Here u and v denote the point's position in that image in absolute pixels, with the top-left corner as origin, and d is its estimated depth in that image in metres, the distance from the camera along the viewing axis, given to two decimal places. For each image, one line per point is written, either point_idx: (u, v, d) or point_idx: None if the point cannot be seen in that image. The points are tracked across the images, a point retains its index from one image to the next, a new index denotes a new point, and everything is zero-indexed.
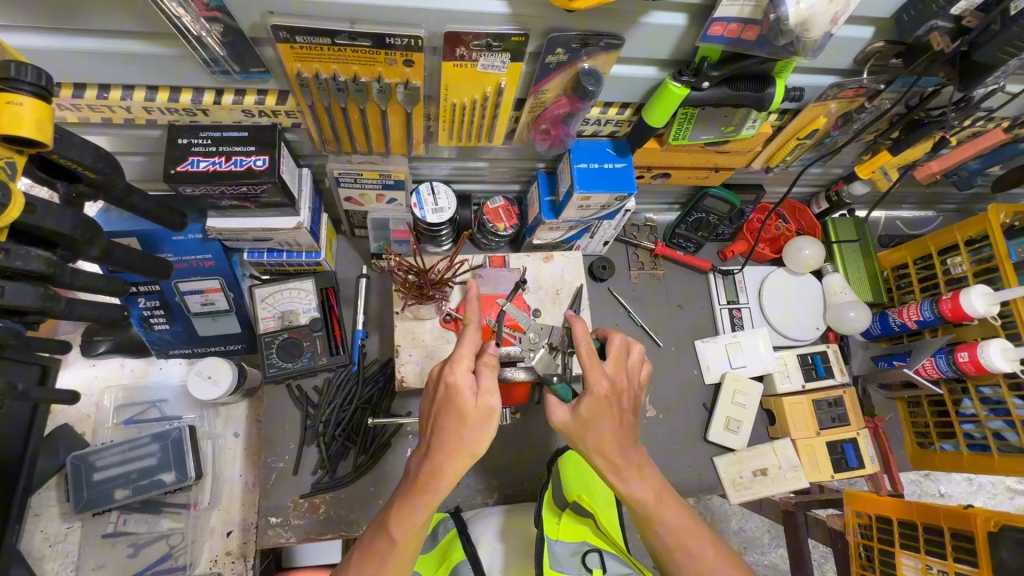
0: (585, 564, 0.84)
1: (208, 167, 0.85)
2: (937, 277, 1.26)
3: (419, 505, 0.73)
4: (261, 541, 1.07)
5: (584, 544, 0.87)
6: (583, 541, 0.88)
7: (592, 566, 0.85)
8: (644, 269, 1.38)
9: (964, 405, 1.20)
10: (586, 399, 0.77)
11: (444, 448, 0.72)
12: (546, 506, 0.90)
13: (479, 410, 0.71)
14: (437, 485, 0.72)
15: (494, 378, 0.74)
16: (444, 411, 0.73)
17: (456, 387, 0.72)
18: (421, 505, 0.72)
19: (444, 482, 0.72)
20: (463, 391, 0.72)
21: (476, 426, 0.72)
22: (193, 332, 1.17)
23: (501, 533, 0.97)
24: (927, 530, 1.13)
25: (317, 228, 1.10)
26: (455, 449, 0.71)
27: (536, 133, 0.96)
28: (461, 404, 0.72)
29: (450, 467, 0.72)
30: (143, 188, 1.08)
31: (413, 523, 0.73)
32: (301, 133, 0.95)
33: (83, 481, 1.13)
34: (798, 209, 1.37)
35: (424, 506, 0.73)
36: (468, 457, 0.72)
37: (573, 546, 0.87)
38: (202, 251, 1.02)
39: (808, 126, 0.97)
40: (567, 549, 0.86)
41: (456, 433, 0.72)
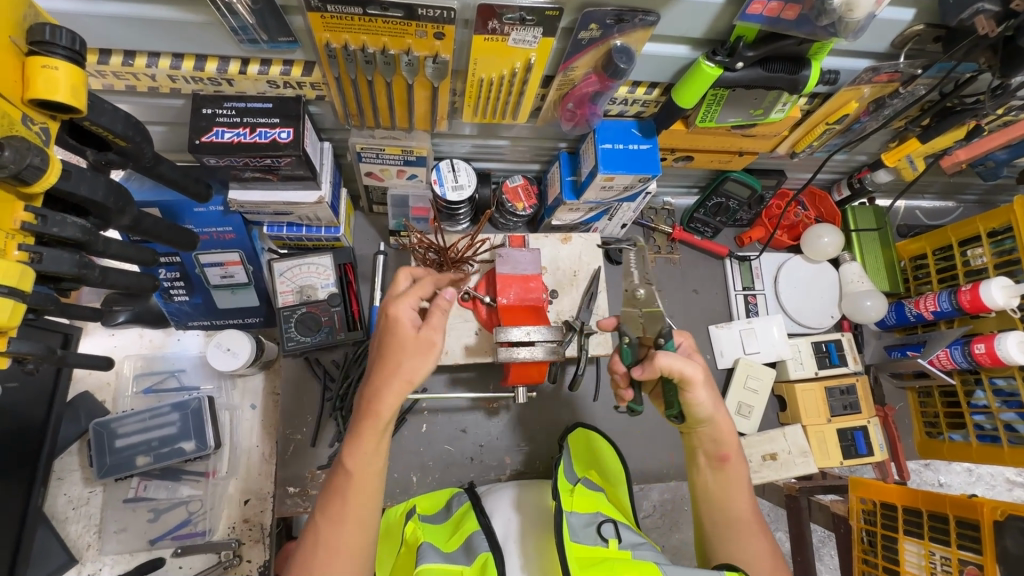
0: (600, 534, 0.86)
1: (233, 138, 0.85)
2: (957, 268, 1.25)
3: (366, 433, 0.76)
4: (278, 510, 1.10)
5: (598, 516, 0.90)
6: (596, 513, 0.90)
7: (607, 535, 0.86)
8: (660, 253, 1.38)
9: (976, 396, 1.20)
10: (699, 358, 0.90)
11: (385, 373, 0.77)
12: (560, 479, 0.93)
13: (424, 340, 0.79)
14: (380, 410, 0.76)
15: (441, 318, 0.81)
16: (387, 346, 0.79)
17: (395, 323, 0.79)
18: (368, 433, 0.76)
19: (383, 409, 0.77)
20: (405, 322, 0.79)
21: (415, 355, 0.78)
22: (212, 304, 1.18)
23: (517, 505, 0.98)
24: (932, 517, 1.15)
25: (337, 203, 1.10)
26: (396, 377, 0.77)
27: (562, 112, 0.95)
28: (398, 339, 0.78)
29: (391, 399, 0.76)
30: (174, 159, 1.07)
31: (367, 455, 0.77)
32: (324, 106, 0.94)
33: (105, 447, 1.15)
34: (819, 196, 1.35)
35: (372, 436, 0.76)
36: (407, 383, 0.77)
37: (586, 517, 0.89)
38: (224, 223, 1.02)
39: (840, 110, 0.95)
40: (581, 520, 0.88)
41: (394, 358, 0.78)
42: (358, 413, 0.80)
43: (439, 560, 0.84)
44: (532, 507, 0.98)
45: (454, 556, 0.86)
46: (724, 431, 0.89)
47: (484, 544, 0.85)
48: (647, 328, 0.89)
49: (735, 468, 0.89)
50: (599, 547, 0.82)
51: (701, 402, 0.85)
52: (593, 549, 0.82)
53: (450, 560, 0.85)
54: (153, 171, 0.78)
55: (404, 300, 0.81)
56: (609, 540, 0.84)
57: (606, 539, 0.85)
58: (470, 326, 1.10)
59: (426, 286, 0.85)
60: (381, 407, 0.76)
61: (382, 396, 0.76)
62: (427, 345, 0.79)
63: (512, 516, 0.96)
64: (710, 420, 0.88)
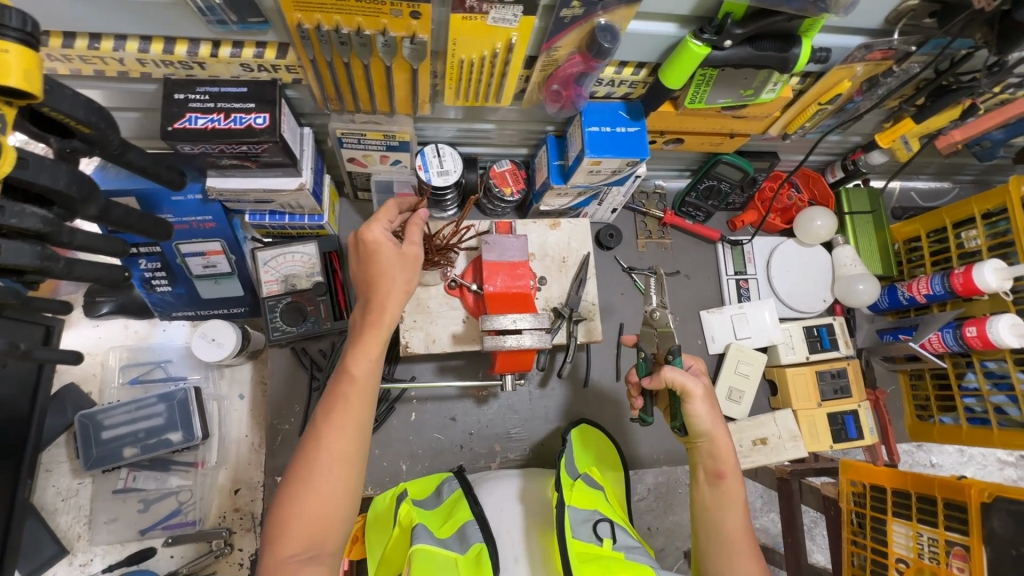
0: (596, 531, 0.86)
1: (206, 125, 0.83)
2: (950, 250, 1.24)
3: (369, 341, 0.78)
4: (267, 500, 1.10)
5: (595, 513, 0.89)
6: (594, 510, 0.90)
7: (603, 534, 0.86)
8: (652, 238, 1.36)
9: (967, 378, 1.20)
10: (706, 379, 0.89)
11: (379, 287, 0.81)
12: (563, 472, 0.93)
13: (413, 255, 0.84)
14: (382, 317, 0.79)
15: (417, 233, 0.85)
16: (374, 264, 0.82)
17: (375, 244, 0.82)
18: (371, 338, 0.78)
19: (386, 319, 0.80)
20: (388, 241, 0.83)
21: (406, 269, 0.83)
22: (196, 294, 1.16)
23: (520, 497, 0.97)
24: (921, 499, 1.16)
25: (319, 190, 1.08)
26: (393, 288, 0.81)
27: (547, 94, 0.92)
28: (384, 256, 0.82)
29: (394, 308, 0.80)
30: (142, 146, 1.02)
31: (367, 357, 0.77)
32: (302, 90, 0.91)
33: (91, 439, 1.14)
34: (813, 178, 1.33)
35: (374, 342, 0.78)
36: (404, 293, 0.82)
37: (584, 513, 0.89)
38: (203, 212, 1.00)
39: (832, 90, 0.93)
40: (579, 516, 0.88)
41: (386, 272, 0.81)
42: (356, 327, 0.81)
43: (433, 545, 0.83)
44: (535, 499, 0.96)
45: (448, 543, 0.85)
46: (720, 447, 0.86)
47: (477, 534, 0.84)
48: (661, 345, 0.90)
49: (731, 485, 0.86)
50: (594, 545, 0.83)
51: (701, 415, 0.85)
52: (589, 546, 0.83)
53: (444, 546, 0.84)
54: (121, 159, 0.75)
55: (376, 222, 0.84)
56: (604, 540, 0.85)
57: (602, 538, 0.85)
58: (457, 314, 1.09)
59: (392, 210, 0.88)
60: (382, 316, 0.79)
61: (384, 305, 0.80)
62: (413, 258, 0.84)
63: (515, 508, 0.95)
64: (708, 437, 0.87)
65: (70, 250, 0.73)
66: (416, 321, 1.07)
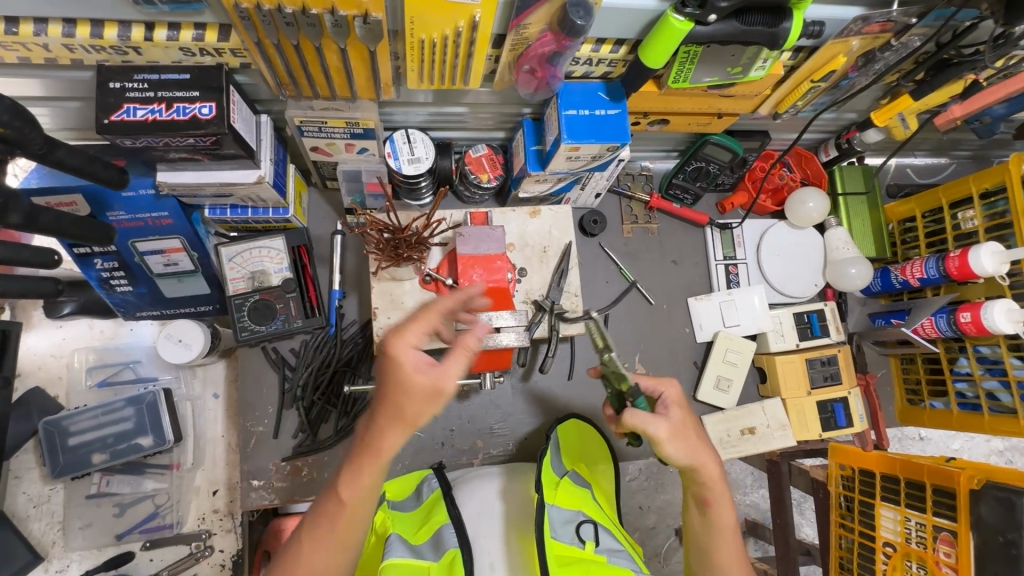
0: (579, 534, 0.83)
1: (146, 116, 0.76)
2: (946, 231, 1.19)
3: (364, 471, 0.68)
4: (245, 503, 1.08)
5: (579, 515, 0.87)
6: (578, 511, 0.87)
7: (585, 537, 0.83)
8: (638, 223, 1.31)
9: (959, 363, 1.17)
10: (674, 406, 0.82)
11: (386, 413, 0.66)
12: (547, 469, 0.90)
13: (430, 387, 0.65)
14: (384, 449, 0.67)
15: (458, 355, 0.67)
16: (386, 388, 0.66)
17: (399, 364, 0.65)
18: (368, 471, 0.68)
19: (386, 449, 0.67)
20: (403, 362, 0.65)
21: (418, 401, 0.65)
22: (159, 293, 1.11)
23: (501, 494, 0.92)
24: (910, 484, 1.14)
25: (282, 181, 1.01)
26: (396, 416, 0.66)
27: (520, 76, 0.85)
28: (399, 382, 0.65)
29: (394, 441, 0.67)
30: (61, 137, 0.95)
31: (360, 487, 0.68)
32: (253, 75, 0.84)
33: (58, 446, 1.11)
34: (806, 156, 1.26)
35: (371, 471, 0.68)
36: (409, 425, 0.66)
37: (567, 514, 0.86)
38: (157, 208, 0.94)
39: (826, 66, 0.87)
40: (562, 516, 0.85)
41: (395, 403, 0.65)
42: (357, 435, 0.71)
43: (406, 556, 0.81)
44: (517, 498, 0.92)
45: (422, 551, 0.83)
46: (707, 476, 0.81)
47: (451, 540, 0.81)
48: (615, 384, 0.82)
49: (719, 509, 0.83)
50: (575, 548, 0.81)
51: (675, 450, 0.79)
52: (570, 548, 0.80)
53: (417, 555, 0.82)
54: (50, 159, 0.69)
55: (410, 332, 0.67)
56: (587, 543, 0.82)
57: (584, 540, 0.83)
58: None
59: (433, 321, 0.69)
60: (383, 448, 0.67)
61: (386, 438, 0.67)
62: (443, 391, 0.66)
63: (496, 508, 0.90)
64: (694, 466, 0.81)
65: (14, 265, 0.80)
66: (390, 318, 1.03)
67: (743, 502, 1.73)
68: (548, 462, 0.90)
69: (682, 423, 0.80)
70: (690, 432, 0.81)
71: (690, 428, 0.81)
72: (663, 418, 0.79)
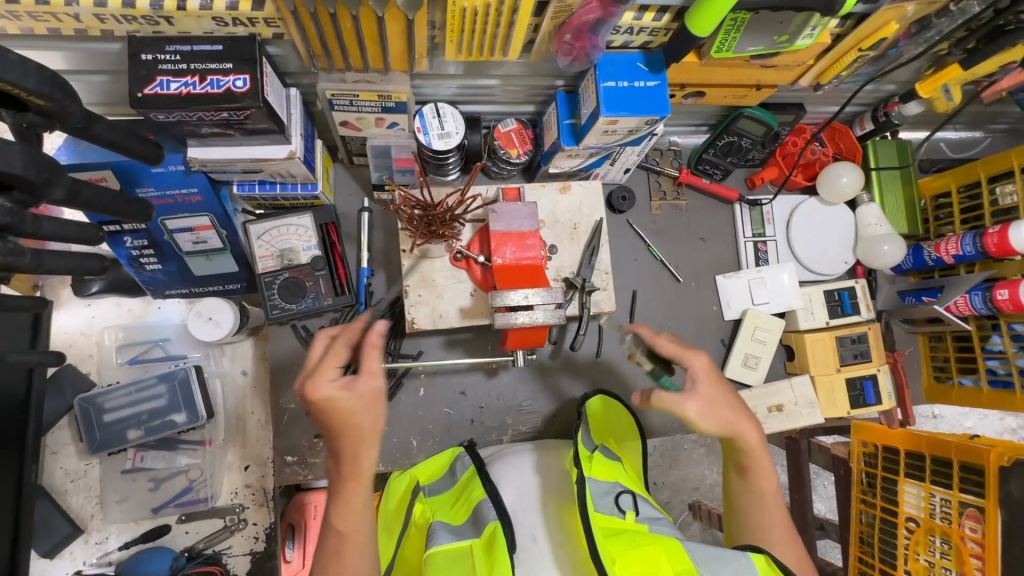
0: (619, 504, 0.85)
1: (180, 89, 0.74)
2: (983, 207, 1.17)
3: (355, 492, 0.76)
4: (279, 478, 1.09)
5: (617, 486, 0.88)
6: (615, 482, 0.89)
7: (625, 507, 0.85)
8: (666, 200, 1.29)
9: (992, 341, 1.16)
10: (697, 378, 0.87)
11: (352, 438, 0.76)
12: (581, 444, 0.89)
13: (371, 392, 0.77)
14: (358, 467, 0.76)
15: (376, 357, 0.79)
16: (324, 415, 0.76)
17: (322, 393, 0.75)
18: (352, 489, 0.76)
19: (364, 468, 0.77)
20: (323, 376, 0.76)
21: (369, 412, 0.76)
22: (188, 272, 1.10)
23: (536, 468, 0.93)
24: (936, 462, 1.14)
25: (311, 157, 1.00)
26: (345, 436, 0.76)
27: (559, 45, 0.83)
28: (339, 409, 0.75)
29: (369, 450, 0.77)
30: (103, 112, 0.94)
31: (350, 511, 0.76)
32: (284, 46, 0.82)
33: (93, 422, 1.12)
34: (839, 130, 1.24)
35: (354, 485, 0.76)
36: (374, 435, 0.77)
37: (605, 485, 0.87)
38: (187, 184, 0.92)
39: (876, 34, 0.84)
40: (600, 488, 0.86)
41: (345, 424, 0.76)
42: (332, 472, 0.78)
43: (449, 540, 0.80)
44: (551, 473, 0.92)
45: (463, 531, 0.82)
46: (747, 444, 0.86)
47: (491, 514, 0.81)
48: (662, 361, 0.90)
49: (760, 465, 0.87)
50: (616, 518, 0.82)
51: (711, 421, 0.84)
52: (612, 519, 0.81)
53: (459, 537, 0.81)
54: (87, 133, 0.68)
55: (323, 371, 0.76)
56: (627, 512, 0.84)
57: (624, 510, 0.84)
58: (464, 288, 1.03)
59: (342, 349, 0.80)
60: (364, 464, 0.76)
61: (355, 453, 0.76)
62: (374, 393, 0.77)
63: (532, 483, 0.90)
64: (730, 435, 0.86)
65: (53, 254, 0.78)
66: (421, 295, 1.02)
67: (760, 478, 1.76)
68: (581, 437, 0.90)
69: (711, 393, 0.86)
70: (723, 401, 0.86)
71: (721, 397, 0.86)
72: (692, 394, 0.85)
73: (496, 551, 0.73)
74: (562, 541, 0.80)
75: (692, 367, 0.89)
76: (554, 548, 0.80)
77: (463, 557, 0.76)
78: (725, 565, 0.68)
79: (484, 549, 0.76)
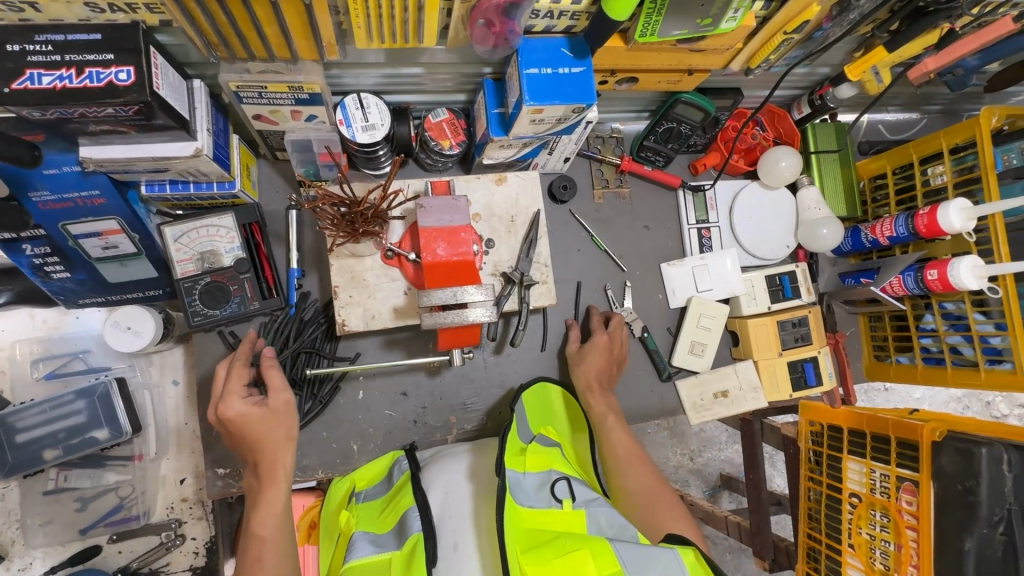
0: (554, 494, 0.83)
1: (54, 83, 0.68)
2: (916, 188, 1.19)
3: (272, 499, 0.87)
4: (212, 491, 1.05)
5: (552, 475, 0.86)
6: (551, 471, 0.87)
7: (561, 495, 0.83)
8: (609, 188, 1.27)
9: (925, 320, 1.18)
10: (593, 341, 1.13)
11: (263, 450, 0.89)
12: (511, 440, 0.88)
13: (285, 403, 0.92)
14: (275, 474, 0.88)
15: (277, 375, 0.93)
16: (239, 434, 0.89)
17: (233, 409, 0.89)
18: (271, 496, 0.87)
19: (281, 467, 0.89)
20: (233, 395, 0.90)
21: (278, 423, 0.91)
22: (101, 279, 1.03)
23: (469, 474, 0.90)
24: (875, 439, 1.17)
25: (225, 154, 0.94)
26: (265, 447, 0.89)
27: (475, 31, 0.79)
28: (251, 424, 0.89)
29: (284, 458, 0.90)
30: None
31: (270, 515, 0.86)
32: (177, 34, 0.76)
33: (5, 444, 1.04)
34: (778, 114, 1.22)
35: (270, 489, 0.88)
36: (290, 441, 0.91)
37: (540, 477, 0.85)
38: (86, 186, 0.86)
39: (798, 17, 0.82)
40: (535, 482, 0.84)
41: (261, 433, 0.89)
42: (251, 487, 0.89)
43: (370, 552, 0.78)
44: (486, 475, 0.90)
45: (385, 541, 0.80)
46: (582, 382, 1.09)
47: (416, 523, 0.78)
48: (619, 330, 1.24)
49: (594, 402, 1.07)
50: (552, 509, 0.80)
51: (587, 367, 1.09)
52: (546, 512, 0.79)
53: (381, 548, 0.79)
54: None
55: (230, 393, 0.90)
56: (563, 501, 0.82)
57: (560, 500, 0.82)
58: (398, 286, 0.99)
59: (244, 369, 0.94)
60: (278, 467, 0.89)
61: (273, 460, 0.89)
62: (283, 405, 0.92)
63: (466, 488, 0.88)
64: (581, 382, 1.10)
65: None
66: (352, 296, 0.98)
67: (719, 458, 1.79)
68: (512, 433, 0.89)
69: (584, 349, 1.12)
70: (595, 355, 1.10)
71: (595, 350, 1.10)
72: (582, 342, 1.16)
73: (415, 564, 0.71)
74: (488, 544, 0.78)
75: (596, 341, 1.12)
76: (480, 548, 0.78)
77: (381, 569, 0.75)
78: (654, 563, 0.65)
79: (403, 562, 0.75)
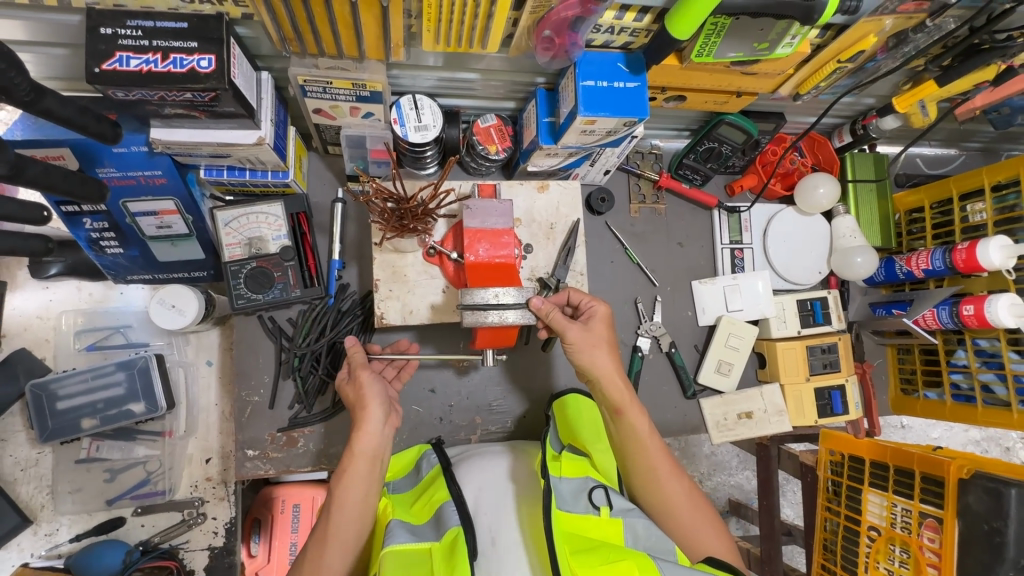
0: (592, 501, 0.86)
1: (141, 66, 0.71)
2: (954, 224, 1.19)
3: (349, 468, 0.79)
4: (239, 472, 1.06)
5: (589, 482, 0.89)
6: (587, 478, 0.90)
7: (598, 502, 0.86)
8: (645, 203, 1.28)
9: (957, 355, 1.18)
10: (597, 319, 0.92)
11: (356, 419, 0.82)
12: (547, 446, 0.93)
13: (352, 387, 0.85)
14: (361, 443, 0.80)
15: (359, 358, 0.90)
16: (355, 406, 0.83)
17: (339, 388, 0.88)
18: (352, 463, 0.79)
19: (362, 442, 0.79)
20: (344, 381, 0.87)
21: (368, 392, 0.83)
22: (151, 257, 1.06)
23: (510, 477, 0.91)
24: (898, 472, 1.15)
25: (283, 144, 0.97)
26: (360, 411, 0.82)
27: (538, 41, 0.82)
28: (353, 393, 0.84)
29: (376, 414, 0.81)
30: (52, 87, 0.90)
31: (349, 483, 0.78)
32: (255, 28, 0.80)
33: (46, 410, 1.08)
34: (819, 141, 1.24)
35: (354, 463, 0.79)
36: (372, 412, 0.80)
37: (577, 483, 0.89)
38: (150, 166, 0.89)
39: (855, 46, 0.84)
40: (572, 487, 0.88)
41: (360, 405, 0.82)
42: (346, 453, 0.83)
43: (408, 540, 0.79)
44: (527, 477, 0.91)
45: (424, 531, 0.82)
46: (614, 393, 0.89)
47: (454, 517, 0.79)
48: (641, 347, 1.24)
49: (632, 422, 0.90)
50: (590, 516, 0.83)
51: (605, 363, 0.90)
52: (584, 518, 0.82)
53: (419, 538, 0.80)
54: (38, 108, 0.64)
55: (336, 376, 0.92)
56: (601, 508, 0.85)
57: (598, 507, 0.85)
58: (436, 284, 1.01)
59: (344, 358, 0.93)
60: (361, 440, 0.80)
61: (362, 428, 0.80)
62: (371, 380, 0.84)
63: (506, 487, 0.89)
64: (600, 380, 0.90)
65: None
66: (392, 290, 1.00)
67: (729, 483, 1.78)
68: (546, 439, 0.94)
69: (595, 333, 0.90)
70: (609, 344, 0.91)
71: (599, 343, 0.90)
72: (582, 325, 0.90)
73: (457, 555, 0.72)
74: (531, 537, 0.79)
75: (593, 312, 0.93)
76: (523, 542, 0.78)
77: (422, 558, 0.76)
78: None
79: (443, 553, 0.76)
